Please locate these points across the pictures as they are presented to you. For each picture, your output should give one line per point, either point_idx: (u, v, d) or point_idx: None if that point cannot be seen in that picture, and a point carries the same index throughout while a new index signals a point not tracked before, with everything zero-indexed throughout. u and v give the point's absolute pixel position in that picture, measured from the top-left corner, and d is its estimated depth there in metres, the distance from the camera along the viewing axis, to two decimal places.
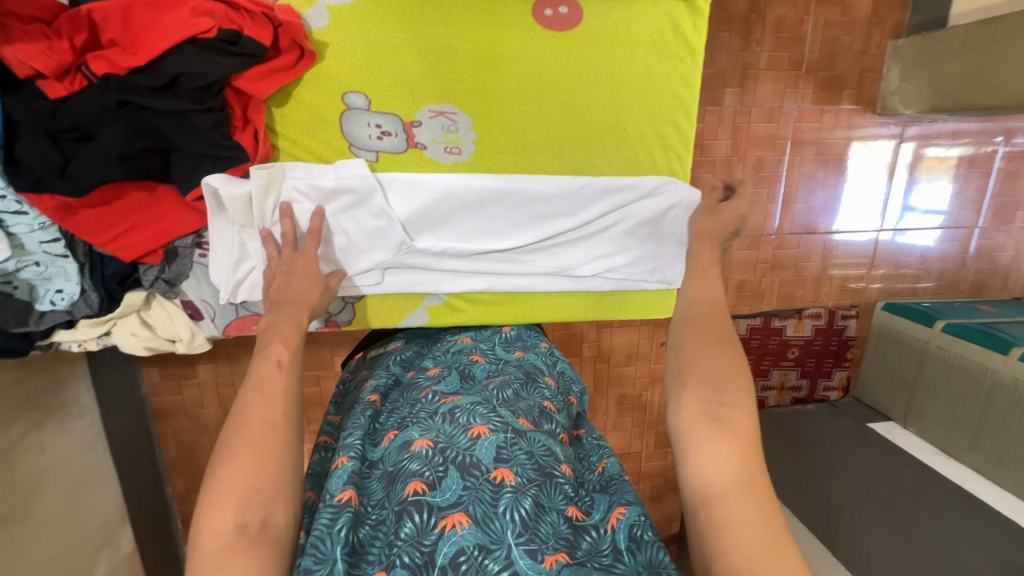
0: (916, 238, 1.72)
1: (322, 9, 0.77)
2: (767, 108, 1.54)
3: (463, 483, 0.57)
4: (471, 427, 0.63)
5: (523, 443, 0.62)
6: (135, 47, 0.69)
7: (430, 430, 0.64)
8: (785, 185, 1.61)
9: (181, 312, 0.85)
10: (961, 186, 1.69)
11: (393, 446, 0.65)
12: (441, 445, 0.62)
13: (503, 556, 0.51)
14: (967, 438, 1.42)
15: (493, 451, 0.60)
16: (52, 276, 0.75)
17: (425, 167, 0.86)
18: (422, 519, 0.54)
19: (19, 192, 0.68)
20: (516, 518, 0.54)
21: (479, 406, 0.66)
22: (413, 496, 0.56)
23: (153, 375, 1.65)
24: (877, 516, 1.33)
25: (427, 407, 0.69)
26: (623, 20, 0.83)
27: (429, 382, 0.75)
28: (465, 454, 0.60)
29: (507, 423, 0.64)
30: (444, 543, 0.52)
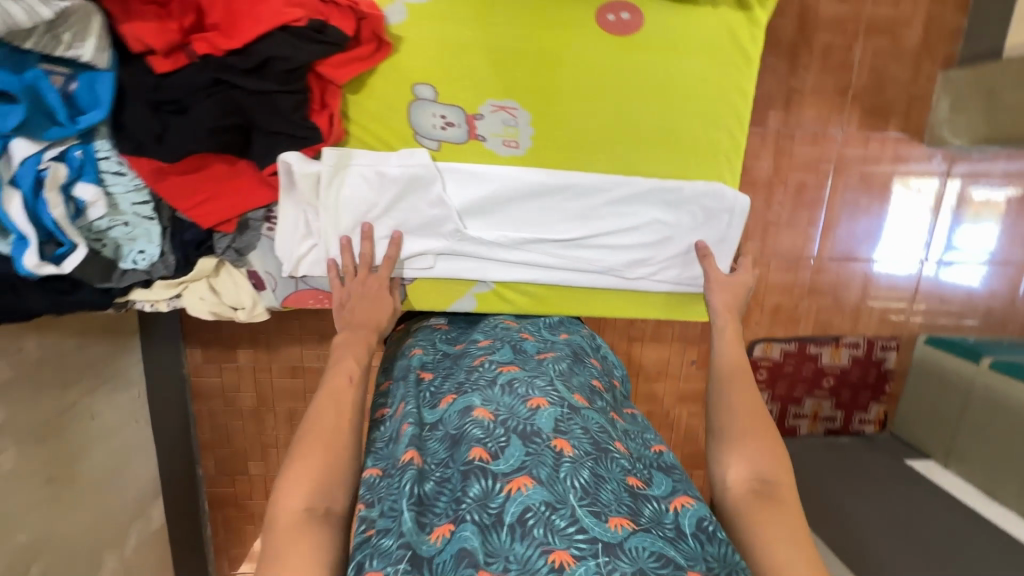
0: (962, 273, 1.69)
1: (401, 7, 0.83)
2: (811, 132, 1.55)
3: (525, 449, 0.60)
4: (530, 399, 0.67)
5: (578, 418, 0.66)
6: (233, 32, 0.75)
7: (490, 401, 0.68)
8: (826, 210, 1.60)
9: (246, 282, 0.90)
10: (1010, 223, 1.65)
11: (453, 410, 0.68)
12: (501, 415, 0.65)
13: (568, 514, 0.54)
14: (1013, 481, 1.37)
15: (552, 422, 0.64)
16: (137, 236, 0.81)
17: (484, 158, 0.90)
18: (488, 483, 0.57)
19: (122, 154, 0.74)
20: (577, 484, 0.57)
21: (536, 379, 0.70)
22: (479, 461, 0.59)
23: (196, 356, 1.73)
24: (918, 554, 1.28)
25: (484, 373, 0.73)
26: (682, 27, 0.86)
27: (481, 351, 0.80)
28: (526, 423, 0.63)
29: (563, 398, 0.68)
30: (512, 503, 0.55)
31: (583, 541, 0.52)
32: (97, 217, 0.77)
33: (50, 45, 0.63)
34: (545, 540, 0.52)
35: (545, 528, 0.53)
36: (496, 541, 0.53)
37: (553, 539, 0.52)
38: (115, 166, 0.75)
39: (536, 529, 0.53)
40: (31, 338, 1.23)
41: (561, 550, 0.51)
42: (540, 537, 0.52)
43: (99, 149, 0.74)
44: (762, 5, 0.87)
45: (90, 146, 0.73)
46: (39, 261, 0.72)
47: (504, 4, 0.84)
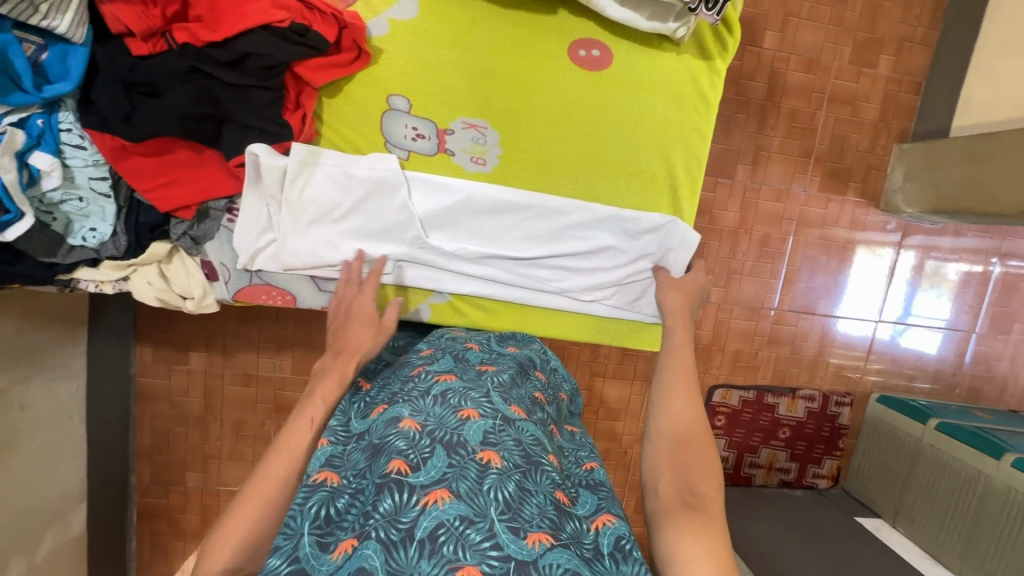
0: (914, 337, 1.76)
1: (384, 21, 0.87)
2: (776, 188, 1.63)
3: (448, 461, 0.57)
4: (462, 410, 0.64)
5: (511, 430, 0.63)
6: (216, 25, 0.78)
7: (420, 411, 0.65)
8: (787, 264, 1.67)
9: (198, 271, 0.89)
10: (958, 292, 1.74)
11: (381, 419, 0.65)
12: (428, 426, 0.62)
13: (485, 528, 0.52)
14: (957, 545, 1.38)
15: (480, 434, 0.61)
16: (91, 213, 0.80)
17: (451, 172, 0.93)
18: (402, 497, 0.54)
19: (86, 128, 0.74)
20: (499, 498, 0.55)
21: (471, 391, 0.68)
22: (396, 474, 0.56)
23: (147, 355, 1.68)
24: None
25: (419, 385, 0.70)
26: (647, 68, 0.92)
27: (421, 361, 0.78)
28: (452, 434, 0.60)
29: (496, 411, 0.65)
30: (425, 518, 0.52)
31: (495, 557, 0.49)
32: (51, 188, 0.76)
33: (26, 14, 0.64)
34: (454, 558, 0.49)
35: (457, 544, 0.50)
36: (401, 559, 0.49)
37: (464, 554, 0.49)
38: (78, 140, 0.75)
39: (446, 547, 0.50)
40: None
41: (470, 566, 0.48)
42: (449, 555, 0.49)
43: (63, 120, 0.73)
44: (723, 57, 0.93)
45: (53, 117, 0.73)
46: None
47: (481, 30, 0.88)
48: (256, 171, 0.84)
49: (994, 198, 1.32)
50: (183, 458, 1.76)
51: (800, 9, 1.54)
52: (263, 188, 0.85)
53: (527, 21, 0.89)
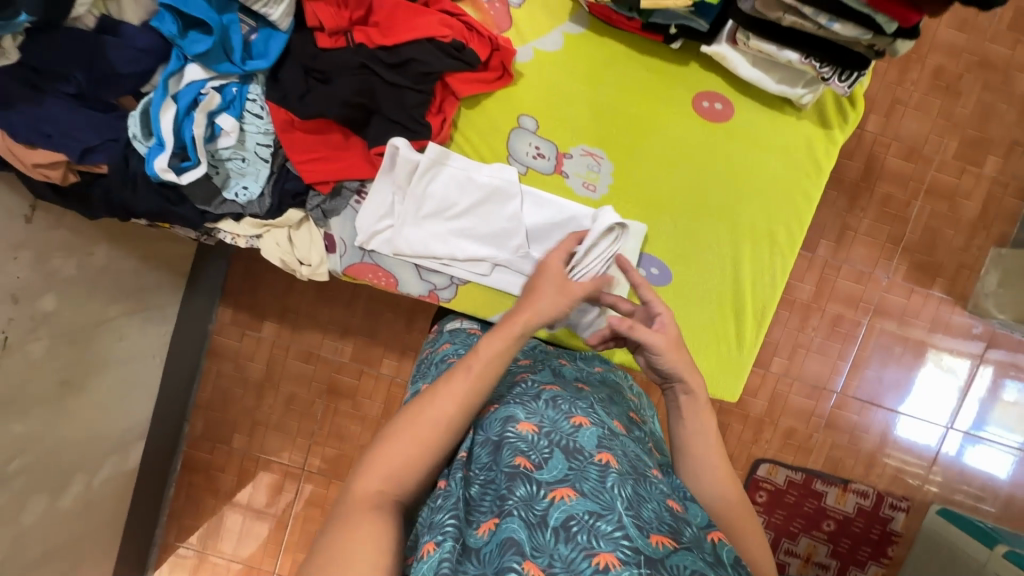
0: (981, 456, 1.64)
1: (530, 50, 0.96)
2: (857, 270, 1.61)
3: (568, 462, 0.62)
4: (573, 416, 0.68)
5: (618, 441, 0.68)
6: (389, 32, 0.88)
7: (533, 414, 0.68)
8: (858, 348, 1.62)
9: (320, 241, 0.98)
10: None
11: (495, 416, 0.70)
12: (544, 428, 0.66)
13: (615, 519, 0.56)
14: None
15: (594, 439, 0.65)
16: (247, 174, 0.91)
17: (562, 192, 0.99)
18: (533, 488, 0.60)
19: (268, 102, 0.86)
20: (622, 494, 0.59)
21: (578, 400, 0.72)
22: (522, 470, 0.61)
23: (227, 316, 1.82)
24: None
25: (528, 390, 0.74)
26: (766, 126, 0.96)
27: (523, 370, 0.84)
28: (569, 438, 0.65)
29: (602, 422, 0.69)
30: (556, 509, 0.57)
31: (628, 546, 0.54)
32: (225, 147, 0.87)
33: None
34: (590, 545, 0.54)
35: (589, 533, 0.55)
36: (541, 539, 0.55)
37: (598, 542, 0.54)
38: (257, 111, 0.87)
39: (580, 535, 0.55)
40: (104, 248, 1.32)
41: (606, 553, 0.53)
42: (584, 543, 0.54)
43: (251, 92, 0.85)
44: (843, 128, 0.96)
45: (245, 88, 0.85)
46: (166, 166, 0.82)
47: (615, 69, 0.96)
48: (393, 161, 0.92)
49: None
50: (234, 420, 1.85)
51: (909, 99, 1.55)
52: (395, 177, 0.94)
53: (660, 71, 0.95)
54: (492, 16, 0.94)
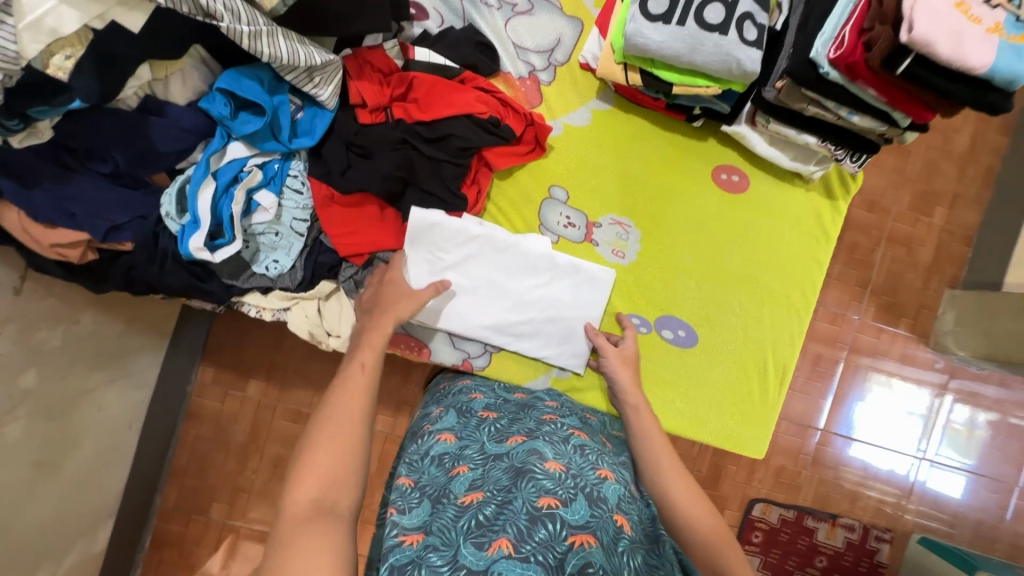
0: (943, 481, 1.73)
1: (560, 125, 0.99)
2: (832, 311, 1.71)
3: (591, 508, 0.60)
4: (600, 468, 0.67)
5: (633, 507, 0.68)
6: (428, 108, 0.90)
7: (561, 455, 0.67)
8: (837, 386, 1.71)
9: (350, 312, 0.94)
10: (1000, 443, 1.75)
11: (521, 450, 0.68)
12: (572, 470, 0.64)
13: None
14: None
15: (616, 496, 0.64)
16: (279, 247, 0.88)
17: (593, 259, 1.01)
18: (556, 527, 0.56)
19: (310, 177, 0.85)
20: (628, 565, 0.59)
21: (603, 456, 0.72)
22: (549, 506, 0.58)
23: (208, 375, 1.70)
24: None
25: (556, 433, 0.75)
26: (779, 197, 1.03)
27: (549, 411, 0.86)
28: (596, 487, 0.63)
29: (623, 482, 0.70)
30: (574, 556, 0.55)
31: None
32: (259, 222, 0.85)
33: (303, 82, 0.76)
34: None
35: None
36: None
37: None
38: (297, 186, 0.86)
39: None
40: (91, 313, 1.23)
41: None
42: None
43: (293, 169, 0.85)
44: (846, 198, 1.04)
45: (287, 165, 0.85)
46: (201, 244, 0.79)
47: (640, 143, 1.01)
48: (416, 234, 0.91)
49: None
50: (211, 487, 1.70)
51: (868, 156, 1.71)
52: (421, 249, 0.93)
53: (681, 144, 1.01)
54: (525, 92, 0.98)
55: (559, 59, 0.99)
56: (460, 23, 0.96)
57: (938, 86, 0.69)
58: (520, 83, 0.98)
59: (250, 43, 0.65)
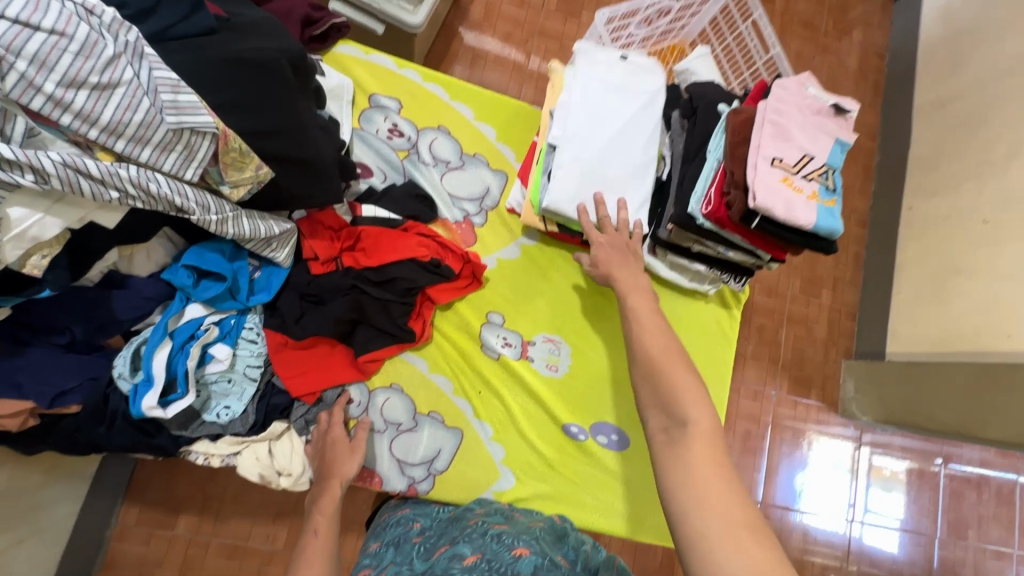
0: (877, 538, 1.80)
1: (494, 258, 1.13)
2: (751, 389, 1.86)
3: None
4: (515, 547, 0.74)
5: (559, 570, 0.72)
6: (372, 254, 0.99)
7: (479, 548, 0.75)
8: (766, 458, 1.83)
9: (302, 449, 0.96)
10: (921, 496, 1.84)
11: (444, 556, 0.75)
12: (486, 557, 0.72)
13: None
14: None
15: (532, 565, 0.69)
16: (231, 393, 0.91)
17: (532, 375, 1.11)
18: None
19: (265, 328, 0.92)
20: None
21: (523, 536, 0.79)
22: None
23: (132, 516, 1.56)
24: None
25: (477, 530, 0.84)
26: (685, 309, 1.20)
27: (476, 515, 0.92)
28: (509, 564, 0.69)
29: (544, 553, 0.75)
30: None
31: None
32: (213, 372, 0.89)
33: (261, 248, 0.84)
34: None
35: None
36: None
37: None
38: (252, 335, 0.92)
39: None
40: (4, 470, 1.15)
41: None
42: None
43: (250, 321, 0.91)
44: (739, 305, 1.23)
45: (243, 317, 0.91)
46: (153, 403, 0.81)
47: (563, 271, 1.16)
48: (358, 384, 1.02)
49: (931, 416, 1.54)
50: None
51: None
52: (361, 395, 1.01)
53: (600, 270, 1.18)
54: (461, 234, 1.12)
55: (490, 204, 1.15)
56: (402, 178, 1.11)
57: (784, 237, 0.89)
58: (457, 226, 1.12)
59: (217, 228, 0.74)
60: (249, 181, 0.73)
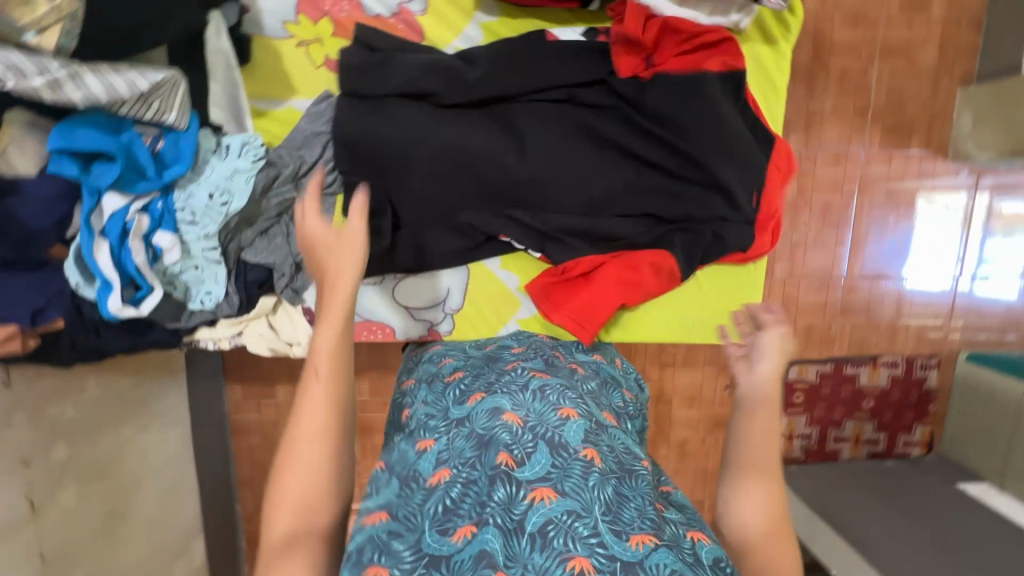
0: (994, 287, 2.04)
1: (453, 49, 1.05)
2: (833, 153, 1.89)
3: (552, 459, 0.63)
4: (560, 408, 0.70)
5: (605, 435, 0.70)
6: None
7: (521, 405, 0.72)
8: (852, 229, 1.95)
9: (302, 318, 0.97)
10: (1018, 229, 1.99)
11: (483, 409, 0.73)
12: (530, 421, 0.69)
13: (591, 524, 0.57)
14: (1000, 451, 1.89)
15: (580, 434, 0.67)
16: (206, 279, 0.88)
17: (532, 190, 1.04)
18: (512, 488, 0.61)
19: (194, 203, 0.86)
20: (601, 498, 0.60)
21: (567, 390, 0.75)
22: (505, 466, 0.63)
23: (237, 394, 1.67)
24: (926, 537, 1.71)
25: (517, 379, 0.78)
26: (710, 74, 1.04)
27: (514, 358, 0.89)
28: (555, 432, 0.67)
29: (591, 414, 0.72)
30: (534, 513, 0.58)
31: (603, 554, 0.54)
32: (173, 262, 0.86)
33: (143, 110, 0.82)
34: (565, 549, 0.54)
35: (566, 536, 0.55)
36: (517, 548, 0.56)
37: (575, 546, 0.55)
38: (247, 149, 0.88)
39: (558, 540, 0.55)
40: (93, 377, 1.32)
41: (581, 557, 0.54)
42: (560, 547, 0.55)
43: (177, 200, 0.86)
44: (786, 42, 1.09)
45: (170, 199, 0.86)
46: (121, 303, 0.82)
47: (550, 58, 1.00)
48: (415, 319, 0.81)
49: None
50: None
51: None
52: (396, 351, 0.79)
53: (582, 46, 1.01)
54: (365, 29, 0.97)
55: None
56: None
57: None
58: (370, 32, 0.98)
59: (57, 92, 0.74)
60: (54, 17, 0.70)
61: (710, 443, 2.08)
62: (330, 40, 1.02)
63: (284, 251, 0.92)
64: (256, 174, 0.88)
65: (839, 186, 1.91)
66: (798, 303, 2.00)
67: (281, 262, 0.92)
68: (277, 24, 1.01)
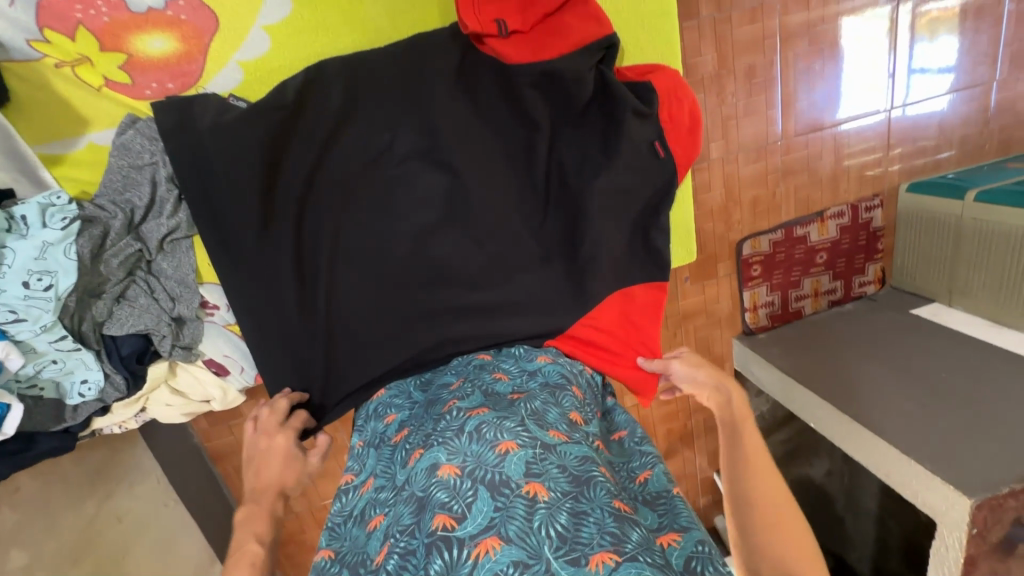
0: (927, 110, 2.00)
1: (259, 31, 0.97)
2: (748, 8, 1.72)
3: (493, 504, 0.59)
4: (498, 443, 0.64)
5: (553, 456, 0.65)
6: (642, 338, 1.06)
7: (456, 453, 0.66)
8: (781, 86, 1.85)
9: (205, 372, 1.08)
10: (948, 45, 1.92)
11: (420, 467, 0.66)
12: (467, 467, 0.63)
13: (543, 570, 0.53)
14: (944, 275, 1.97)
15: (522, 466, 0.62)
16: (77, 369, 0.94)
17: None
18: (453, 552, 0.56)
19: (10, 299, 0.84)
20: (552, 533, 0.56)
21: (505, 420, 0.68)
22: (442, 531, 0.58)
23: None
24: (883, 365, 1.84)
25: (451, 424, 0.70)
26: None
27: (453, 396, 0.79)
28: (494, 472, 0.61)
29: (534, 439, 0.66)
30: (479, 571, 0.54)
31: None
32: (17, 366, 0.87)
33: None
34: None
35: None
36: None
37: None
38: (51, 215, 0.86)
39: None
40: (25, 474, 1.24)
41: None
42: None
43: None
44: None
45: None
46: None
47: (372, 10, 1.01)
48: None
49: None
50: None
51: None
52: None
53: (420, 37, 1.00)
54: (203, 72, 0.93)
55: None
56: None
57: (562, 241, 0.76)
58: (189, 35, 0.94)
59: None
60: None
61: (683, 335, 2.12)
62: (102, 59, 0.93)
63: (154, 311, 0.97)
64: (74, 240, 0.88)
65: (761, 43, 1.77)
66: (739, 179, 1.94)
67: (156, 323, 0.97)
68: (23, 45, 0.89)
